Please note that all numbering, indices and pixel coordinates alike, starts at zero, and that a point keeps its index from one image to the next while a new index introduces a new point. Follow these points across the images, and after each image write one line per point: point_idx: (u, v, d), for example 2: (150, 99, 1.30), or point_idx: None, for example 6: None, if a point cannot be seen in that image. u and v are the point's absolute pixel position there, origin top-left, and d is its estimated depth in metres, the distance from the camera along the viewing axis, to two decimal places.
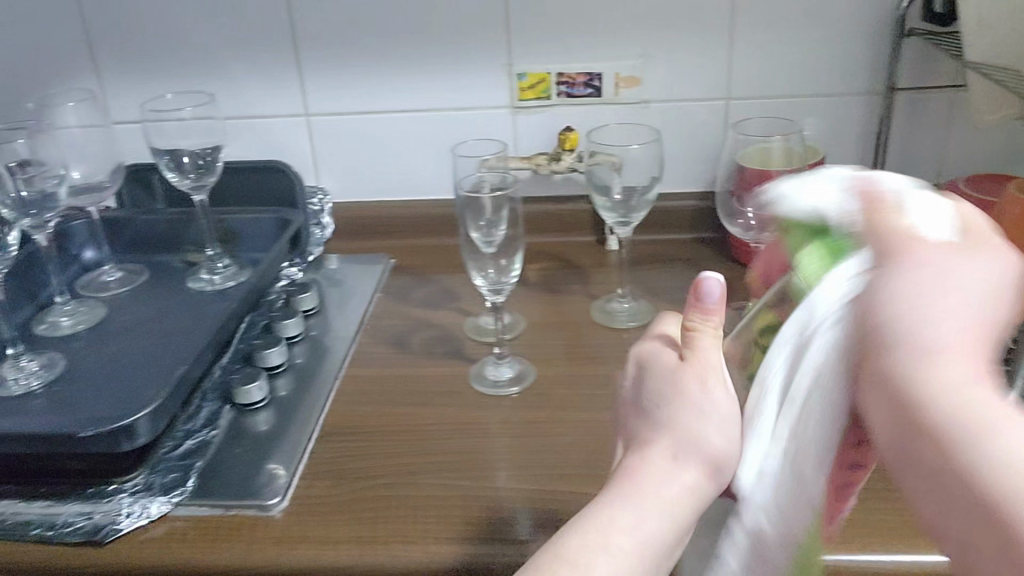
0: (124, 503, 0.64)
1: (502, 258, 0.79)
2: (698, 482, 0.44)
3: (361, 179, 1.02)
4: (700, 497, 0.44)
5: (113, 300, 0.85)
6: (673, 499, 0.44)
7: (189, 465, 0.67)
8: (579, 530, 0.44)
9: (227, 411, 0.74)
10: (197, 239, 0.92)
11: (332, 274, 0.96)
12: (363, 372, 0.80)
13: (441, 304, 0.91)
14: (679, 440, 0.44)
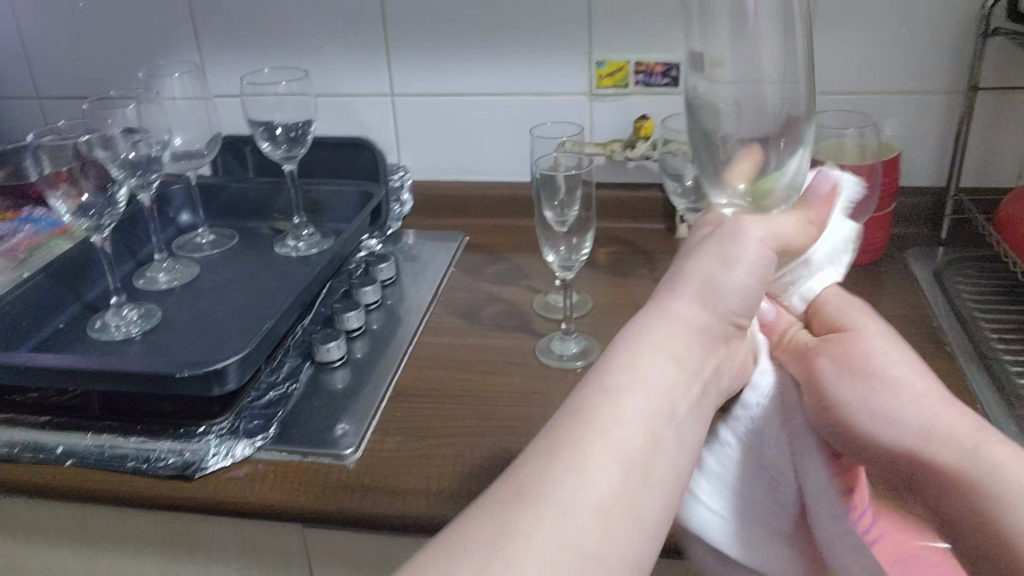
0: (211, 444, 0.69)
1: (573, 237, 0.83)
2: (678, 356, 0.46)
3: (441, 159, 1.06)
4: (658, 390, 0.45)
5: (205, 261, 0.90)
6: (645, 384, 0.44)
7: (272, 414, 0.72)
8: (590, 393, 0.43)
9: (308, 367, 0.79)
10: (285, 208, 0.98)
11: (408, 249, 1.00)
12: (435, 340, 0.84)
13: (512, 281, 0.94)
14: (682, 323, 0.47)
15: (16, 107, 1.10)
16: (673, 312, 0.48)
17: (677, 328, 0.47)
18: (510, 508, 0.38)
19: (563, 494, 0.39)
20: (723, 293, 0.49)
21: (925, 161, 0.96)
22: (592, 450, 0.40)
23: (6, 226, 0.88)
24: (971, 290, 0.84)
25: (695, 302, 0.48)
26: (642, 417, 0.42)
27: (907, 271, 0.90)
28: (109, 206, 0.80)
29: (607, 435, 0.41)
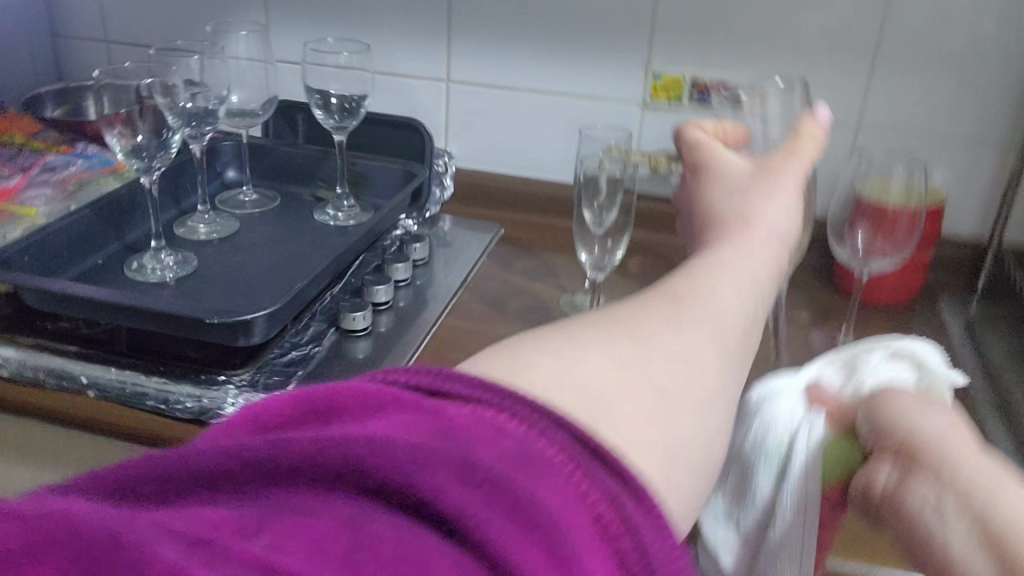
0: (230, 393, 0.70)
1: (609, 240, 0.83)
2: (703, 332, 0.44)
3: (487, 150, 1.07)
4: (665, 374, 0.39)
5: (245, 218, 0.92)
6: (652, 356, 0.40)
7: (292, 373, 0.73)
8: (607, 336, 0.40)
9: (332, 333, 0.80)
10: (329, 178, 0.99)
11: (443, 234, 1.01)
12: (459, 325, 0.85)
13: (542, 278, 0.94)
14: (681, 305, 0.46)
15: (83, 48, 1.13)
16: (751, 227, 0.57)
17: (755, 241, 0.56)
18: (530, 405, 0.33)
19: (619, 375, 0.37)
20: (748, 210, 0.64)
21: (971, 213, 0.95)
22: (658, 330, 0.42)
23: (60, 158, 0.90)
24: (1001, 346, 0.83)
25: (766, 220, 0.58)
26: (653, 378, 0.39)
27: (938, 320, 0.89)
28: (161, 149, 0.81)
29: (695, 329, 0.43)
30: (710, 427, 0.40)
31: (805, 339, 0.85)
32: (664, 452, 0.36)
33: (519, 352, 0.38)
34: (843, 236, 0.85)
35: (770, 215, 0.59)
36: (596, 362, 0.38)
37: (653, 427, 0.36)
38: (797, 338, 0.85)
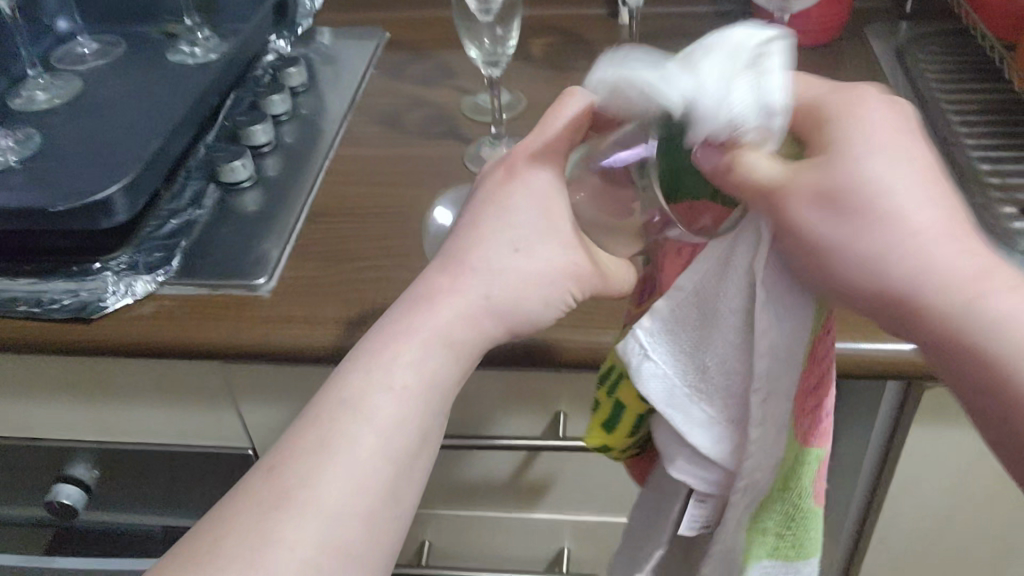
0: (108, 281, 0.63)
1: (498, 28, 0.71)
2: (440, 363, 0.44)
3: None
4: (381, 461, 0.41)
5: (90, 73, 0.80)
6: (366, 446, 0.41)
7: (174, 245, 0.66)
8: (324, 412, 0.42)
9: (213, 190, 0.71)
10: (174, 9, 0.86)
11: (323, 49, 0.90)
12: (354, 152, 0.76)
13: (438, 80, 0.85)
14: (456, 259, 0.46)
15: None
16: (464, 269, 0.46)
17: (452, 305, 0.45)
18: (243, 504, 0.40)
19: (315, 476, 0.40)
20: (514, 283, 0.46)
21: None
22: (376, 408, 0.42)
23: None
24: (935, 72, 0.79)
25: (470, 274, 0.46)
26: (365, 467, 0.41)
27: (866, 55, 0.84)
28: None
29: (371, 396, 0.42)
30: (399, 495, 0.42)
31: None
32: (322, 542, 0.39)
33: (287, 440, 0.42)
34: None
35: (485, 273, 0.46)
36: (300, 466, 0.41)
37: (320, 537, 0.39)
38: None
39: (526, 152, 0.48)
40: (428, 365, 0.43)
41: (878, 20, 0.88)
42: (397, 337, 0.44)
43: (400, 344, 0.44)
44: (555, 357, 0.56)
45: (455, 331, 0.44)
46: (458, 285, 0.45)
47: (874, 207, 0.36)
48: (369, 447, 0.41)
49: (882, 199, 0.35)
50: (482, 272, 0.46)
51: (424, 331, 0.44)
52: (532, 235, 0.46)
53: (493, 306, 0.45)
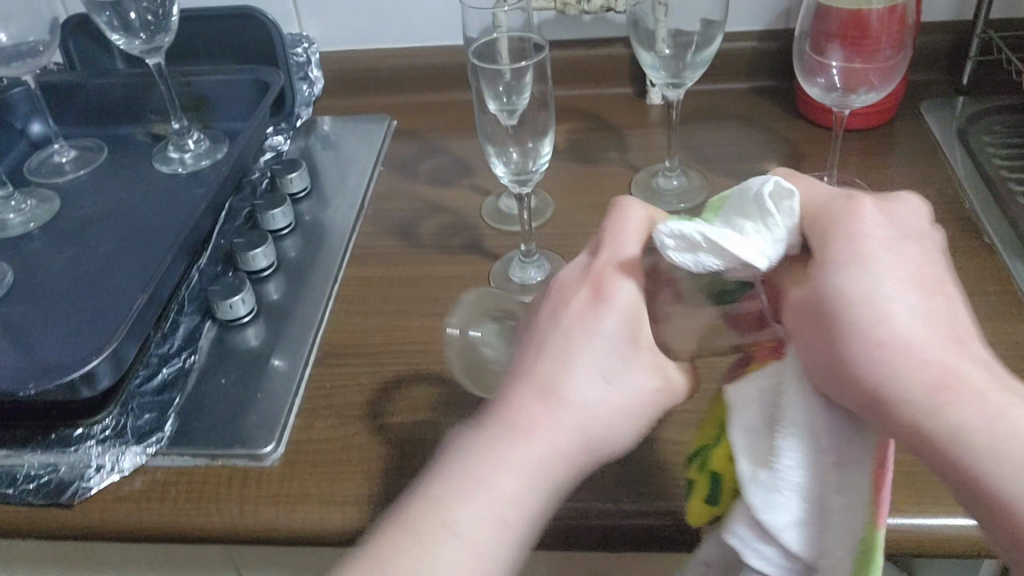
0: (92, 454, 0.54)
1: (528, 140, 0.63)
2: (525, 506, 0.35)
3: (352, 26, 0.86)
4: None
5: (69, 187, 0.72)
6: None
7: (166, 403, 0.57)
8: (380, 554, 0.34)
9: (209, 328, 0.63)
10: (162, 108, 0.78)
11: (326, 138, 0.83)
12: (366, 273, 0.68)
13: (453, 179, 0.77)
14: (539, 372, 0.37)
15: None
16: (556, 401, 0.36)
17: (538, 437, 0.35)
18: None
19: None
20: (605, 415, 0.36)
21: None
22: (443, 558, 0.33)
23: None
24: (1005, 160, 0.72)
25: (562, 404, 0.36)
26: None
27: (925, 137, 0.76)
28: None
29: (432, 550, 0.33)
30: None
31: None
32: None
33: None
34: (812, 67, 0.64)
35: (574, 404, 0.36)
36: None
37: None
38: None
39: (613, 257, 0.39)
40: (505, 510, 0.34)
41: (931, 95, 0.80)
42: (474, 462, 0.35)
43: (471, 477, 0.35)
44: (632, 533, 0.48)
45: (536, 464, 0.35)
46: (546, 414, 0.36)
47: (866, 306, 0.34)
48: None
49: (857, 285, 0.34)
50: (571, 406, 0.36)
51: (499, 470, 0.35)
52: (622, 361, 0.37)
53: (589, 440, 0.36)
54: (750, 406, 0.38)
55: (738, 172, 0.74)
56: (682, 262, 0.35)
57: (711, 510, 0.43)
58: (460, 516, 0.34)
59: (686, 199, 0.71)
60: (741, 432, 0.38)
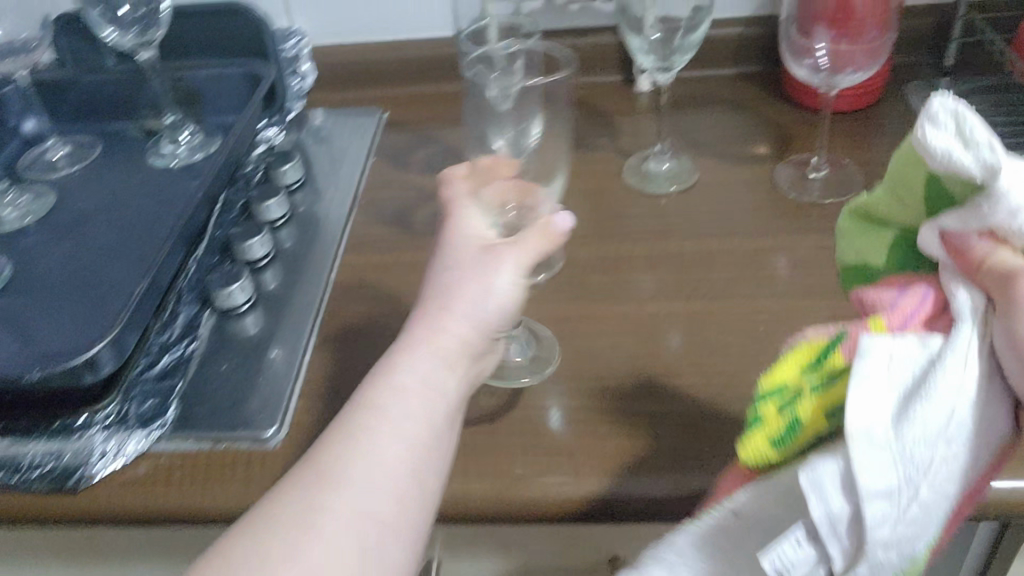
0: (96, 440, 0.55)
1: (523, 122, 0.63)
2: (427, 392, 0.43)
3: (340, 19, 0.86)
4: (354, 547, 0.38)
5: (64, 182, 0.72)
6: (338, 526, 0.38)
7: (168, 389, 0.58)
8: (295, 487, 0.39)
9: (208, 317, 0.64)
10: (154, 103, 0.78)
11: (318, 131, 0.83)
12: (362, 261, 0.68)
13: (447, 167, 0.78)
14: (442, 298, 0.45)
15: None
16: (446, 310, 0.44)
17: (446, 342, 0.44)
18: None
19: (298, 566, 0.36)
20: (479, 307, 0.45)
21: None
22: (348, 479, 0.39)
23: None
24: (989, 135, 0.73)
25: (464, 318, 0.44)
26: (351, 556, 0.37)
27: (910, 118, 0.77)
28: None
29: (349, 460, 0.40)
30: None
31: (771, 176, 0.72)
32: None
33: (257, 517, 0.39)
34: (798, 51, 0.66)
35: (467, 314, 0.44)
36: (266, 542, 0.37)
37: None
38: (757, 180, 0.72)
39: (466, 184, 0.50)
40: (418, 382, 0.43)
41: (915, 76, 0.82)
42: (390, 382, 0.43)
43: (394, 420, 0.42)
44: (636, 505, 0.49)
45: (439, 383, 0.43)
46: (440, 323, 0.44)
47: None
48: (356, 511, 0.39)
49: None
50: (461, 314, 0.44)
51: (412, 383, 0.43)
52: (478, 269, 0.45)
53: (478, 324, 0.45)
54: (892, 363, 0.34)
55: (726, 154, 0.75)
56: (938, 126, 0.36)
57: (771, 454, 0.37)
58: (360, 449, 0.40)
59: (677, 183, 0.72)
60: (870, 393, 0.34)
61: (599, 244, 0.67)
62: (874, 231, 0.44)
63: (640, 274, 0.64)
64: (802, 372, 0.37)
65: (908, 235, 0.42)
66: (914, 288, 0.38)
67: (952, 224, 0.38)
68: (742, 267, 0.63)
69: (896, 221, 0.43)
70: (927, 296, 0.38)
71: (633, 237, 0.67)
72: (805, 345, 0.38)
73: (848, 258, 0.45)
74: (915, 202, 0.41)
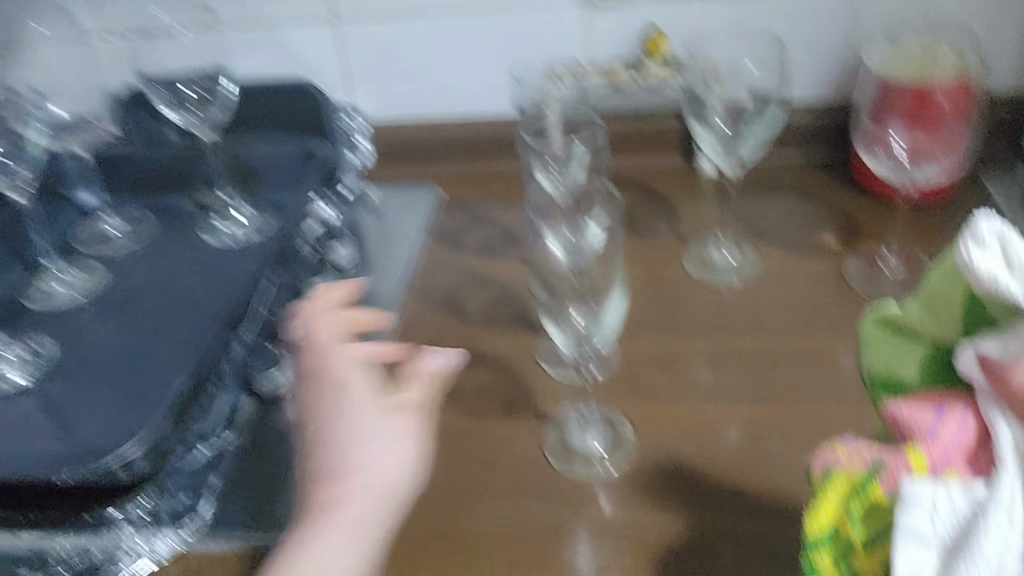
0: (126, 537, 0.51)
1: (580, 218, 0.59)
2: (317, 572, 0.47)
3: (399, 95, 0.86)
4: None
5: (115, 262, 0.71)
6: None
7: (203, 484, 0.55)
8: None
9: (248, 405, 0.62)
10: (209, 178, 0.77)
11: (372, 208, 0.82)
12: (409, 348, 0.66)
13: (500, 250, 0.75)
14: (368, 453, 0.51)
15: None
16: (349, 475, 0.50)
17: (355, 505, 0.50)
18: None
19: None
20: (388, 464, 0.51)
21: (1012, 56, 0.75)
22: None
23: None
24: None
25: (371, 474, 0.50)
26: None
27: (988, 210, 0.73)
28: None
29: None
30: None
31: (839, 270, 0.68)
32: None
33: None
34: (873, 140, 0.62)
35: (378, 465, 0.51)
36: None
37: None
38: (824, 274, 0.68)
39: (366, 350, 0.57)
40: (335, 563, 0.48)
41: (993, 164, 0.77)
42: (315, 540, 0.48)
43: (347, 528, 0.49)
44: None
45: (363, 524, 0.49)
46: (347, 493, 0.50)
47: None
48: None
49: None
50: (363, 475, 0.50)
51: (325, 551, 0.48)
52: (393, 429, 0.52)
53: (380, 493, 0.50)
54: (936, 511, 0.35)
55: (792, 243, 0.72)
56: (980, 244, 0.39)
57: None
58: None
59: (740, 274, 0.68)
60: (914, 544, 0.34)
61: (658, 335, 0.64)
62: (903, 346, 0.45)
63: (700, 372, 0.60)
64: (845, 517, 0.36)
65: (939, 353, 0.43)
66: (951, 411, 0.38)
67: (992, 347, 0.38)
68: (809, 370, 0.59)
69: (926, 331, 0.44)
70: (965, 424, 0.37)
71: (691, 332, 0.64)
72: (832, 483, 0.37)
73: (877, 366, 0.45)
74: (949, 313, 0.43)
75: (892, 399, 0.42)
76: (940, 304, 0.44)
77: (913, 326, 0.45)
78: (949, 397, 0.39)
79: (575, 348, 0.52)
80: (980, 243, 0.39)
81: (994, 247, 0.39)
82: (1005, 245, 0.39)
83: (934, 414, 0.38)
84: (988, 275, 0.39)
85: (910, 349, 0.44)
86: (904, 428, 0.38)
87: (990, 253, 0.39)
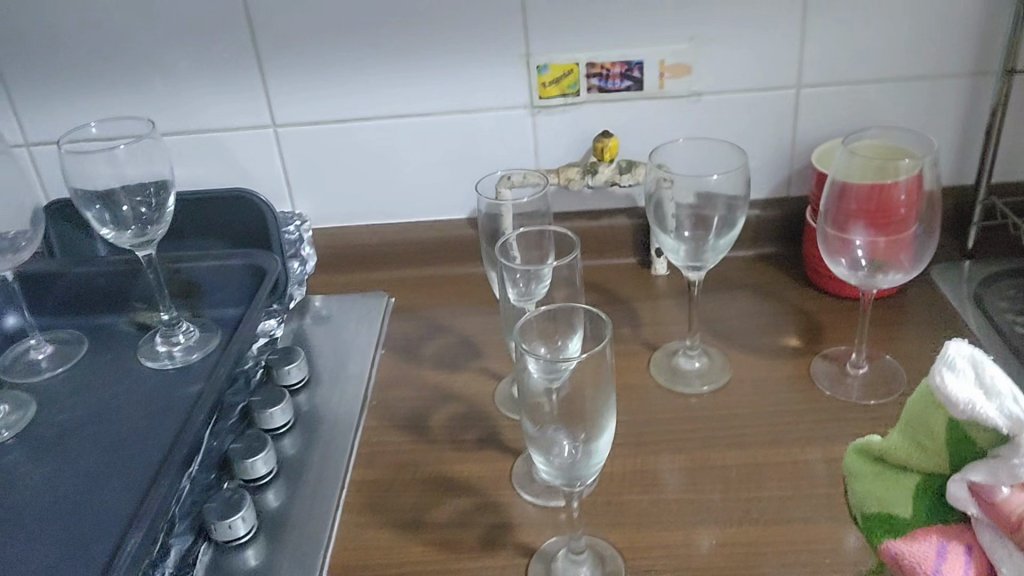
0: None
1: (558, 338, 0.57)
2: None
3: (345, 200, 0.83)
4: None
5: (46, 390, 0.66)
6: None
7: None
8: None
9: (203, 551, 0.57)
10: (148, 295, 0.73)
11: (321, 320, 0.78)
12: (374, 475, 0.63)
13: (460, 361, 0.73)
14: None
15: None
16: None
17: None
18: None
19: None
20: None
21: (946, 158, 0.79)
22: None
23: None
24: None
25: None
26: None
27: (942, 306, 0.74)
28: None
29: None
30: None
31: (805, 373, 0.68)
32: None
33: None
34: (836, 248, 0.63)
35: None
36: None
37: None
38: (791, 378, 0.68)
39: None
40: None
41: (938, 257, 0.79)
42: None
43: None
44: None
45: None
46: None
47: None
48: None
49: None
50: None
51: None
52: None
53: None
54: None
55: (755, 346, 0.72)
56: (963, 385, 0.37)
57: None
58: None
59: (709, 381, 0.68)
60: None
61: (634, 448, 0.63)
62: (888, 477, 0.41)
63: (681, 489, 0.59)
64: None
65: (930, 482, 0.40)
66: (953, 547, 0.38)
67: (981, 476, 0.37)
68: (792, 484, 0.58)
69: (914, 464, 0.40)
70: (969, 558, 0.38)
71: (665, 446, 0.63)
72: None
73: (871, 508, 0.41)
74: (936, 443, 0.39)
75: (880, 531, 0.40)
76: (918, 435, 0.40)
77: (897, 454, 0.41)
78: (949, 531, 0.39)
79: (564, 484, 0.50)
80: (957, 369, 0.37)
81: (975, 379, 0.37)
82: (988, 381, 0.37)
83: (941, 543, 0.38)
84: (973, 409, 0.37)
85: (900, 474, 0.41)
86: (908, 564, 0.38)
87: (967, 377, 0.37)
